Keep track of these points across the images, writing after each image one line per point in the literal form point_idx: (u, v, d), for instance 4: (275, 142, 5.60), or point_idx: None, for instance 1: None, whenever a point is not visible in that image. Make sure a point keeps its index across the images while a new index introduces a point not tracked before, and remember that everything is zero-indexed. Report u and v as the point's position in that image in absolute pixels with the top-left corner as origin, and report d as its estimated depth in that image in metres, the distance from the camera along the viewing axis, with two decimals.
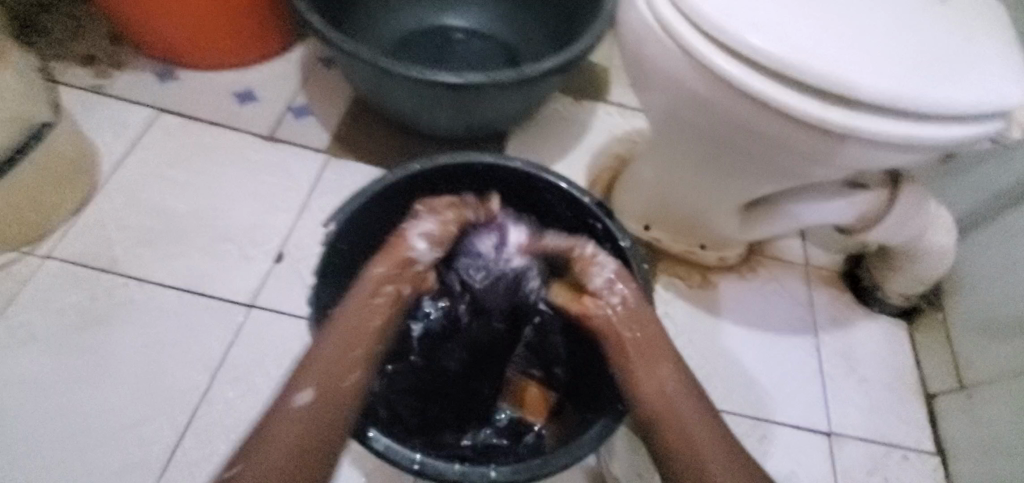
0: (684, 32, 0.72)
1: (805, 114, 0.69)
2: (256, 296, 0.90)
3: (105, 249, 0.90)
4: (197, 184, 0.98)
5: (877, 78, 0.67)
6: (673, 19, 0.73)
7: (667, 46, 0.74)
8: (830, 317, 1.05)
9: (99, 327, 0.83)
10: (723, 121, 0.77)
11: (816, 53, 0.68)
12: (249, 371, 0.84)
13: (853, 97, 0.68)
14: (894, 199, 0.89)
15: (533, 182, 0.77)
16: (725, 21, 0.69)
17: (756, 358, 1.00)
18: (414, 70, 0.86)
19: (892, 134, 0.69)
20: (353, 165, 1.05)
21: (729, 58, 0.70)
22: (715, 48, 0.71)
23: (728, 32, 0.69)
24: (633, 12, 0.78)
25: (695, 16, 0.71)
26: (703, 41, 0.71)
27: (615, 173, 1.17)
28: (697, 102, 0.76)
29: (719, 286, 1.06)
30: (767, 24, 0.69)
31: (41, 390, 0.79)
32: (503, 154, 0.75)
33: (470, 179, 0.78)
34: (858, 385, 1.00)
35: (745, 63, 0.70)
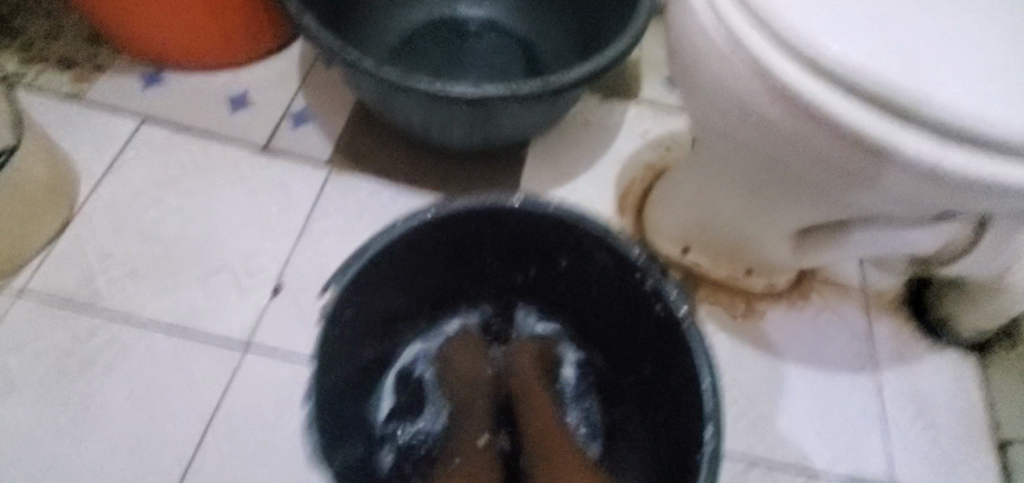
0: (752, 43, 0.59)
1: (911, 152, 0.55)
2: (253, 334, 0.81)
3: (88, 283, 0.82)
4: (186, 205, 0.89)
5: (1001, 107, 0.54)
6: (739, 26, 0.60)
7: (729, 60, 0.61)
8: (891, 351, 0.94)
9: (86, 371, 0.77)
10: (792, 151, 0.64)
11: (918, 71, 0.55)
12: (247, 420, 0.77)
13: (968, 134, 0.54)
14: (982, 232, 0.76)
15: (566, 223, 0.66)
16: (805, 33, 0.56)
17: (808, 401, 0.89)
18: (426, 83, 0.74)
19: (1022, 182, 0.55)
20: (357, 180, 0.95)
21: (811, 79, 0.57)
22: (792, 66, 0.58)
23: (807, 47, 0.56)
24: (687, 15, 0.65)
25: (767, 24, 0.58)
26: (777, 56, 0.58)
27: (650, 184, 1.05)
28: (762, 126, 0.64)
29: (767, 316, 0.95)
30: (855, 36, 0.56)
31: (27, 443, 0.73)
32: (534, 196, 0.65)
33: (493, 218, 0.67)
34: (922, 430, 0.89)
35: (830, 84, 0.57)
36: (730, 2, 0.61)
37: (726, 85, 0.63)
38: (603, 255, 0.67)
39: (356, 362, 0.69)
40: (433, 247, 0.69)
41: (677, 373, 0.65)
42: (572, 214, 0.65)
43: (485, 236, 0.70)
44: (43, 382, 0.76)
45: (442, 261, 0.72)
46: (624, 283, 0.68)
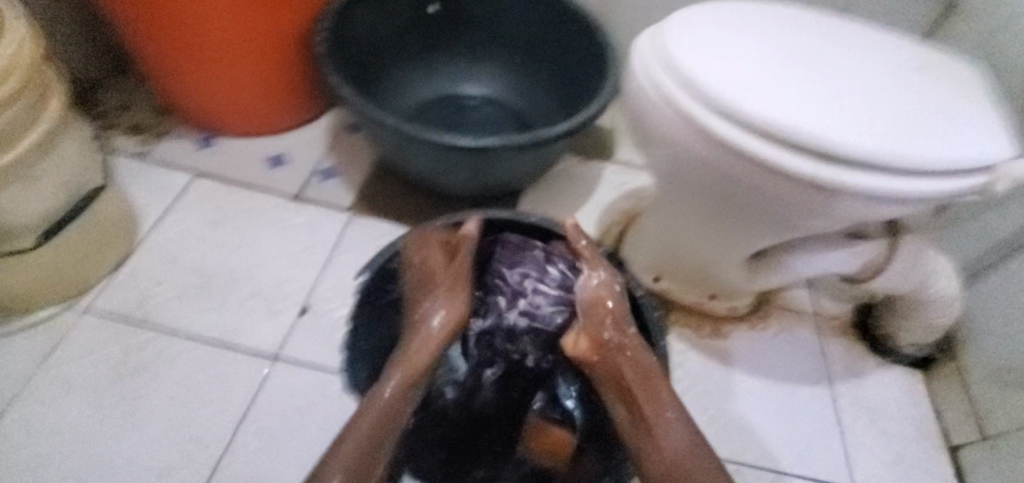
0: (681, 98, 0.79)
1: (796, 170, 0.75)
2: (281, 348, 0.93)
3: (140, 304, 0.94)
4: (229, 242, 1.05)
5: (857, 138, 0.73)
6: (671, 87, 0.80)
7: (667, 111, 0.81)
8: (843, 366, 1.06)
9: (133, 379, 0.87)
10: (723, 179, 0.83)
11: (802, 117, 0.74)
12: (273, 422, 0.86)
13: (841, 155, 0.73)
14: (894, 249, 0.93)
15: (547, 237, 0.86)
16: (717, 89, 0.76)
17: (772, 408, 1.00)
18: (436, 136, 0.94)
19: (874, 189, 0.74)
20: (375, 223, 1.12)
21: (723, 121, 0.77)
22: (710, 113, 0.77)
23: (719, 100, 0.76)
24: (635, 81, 0.85)
25: (691, 85, 0.78)
26: (699, 106, 0.78)
27: (624, 227, 1.22)
28: (696, 160, 0.82)
29: (732, 337, 1.08)
30: (757, 94, 0.76)
31: (75, 443, 0.81)
32: (518, 211, 0.86)
33: (490, 234, 0.87)
34: (878, 436, 0.99)
35: (738, 124, 0.76)
36: (666, 70, 0.81)
37: (665, 131, 0.82)
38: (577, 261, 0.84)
39: (377, 358, 0.81)
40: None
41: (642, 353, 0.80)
42: (549, 224, 0.85)
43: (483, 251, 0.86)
44: (97, 386, 0.86)
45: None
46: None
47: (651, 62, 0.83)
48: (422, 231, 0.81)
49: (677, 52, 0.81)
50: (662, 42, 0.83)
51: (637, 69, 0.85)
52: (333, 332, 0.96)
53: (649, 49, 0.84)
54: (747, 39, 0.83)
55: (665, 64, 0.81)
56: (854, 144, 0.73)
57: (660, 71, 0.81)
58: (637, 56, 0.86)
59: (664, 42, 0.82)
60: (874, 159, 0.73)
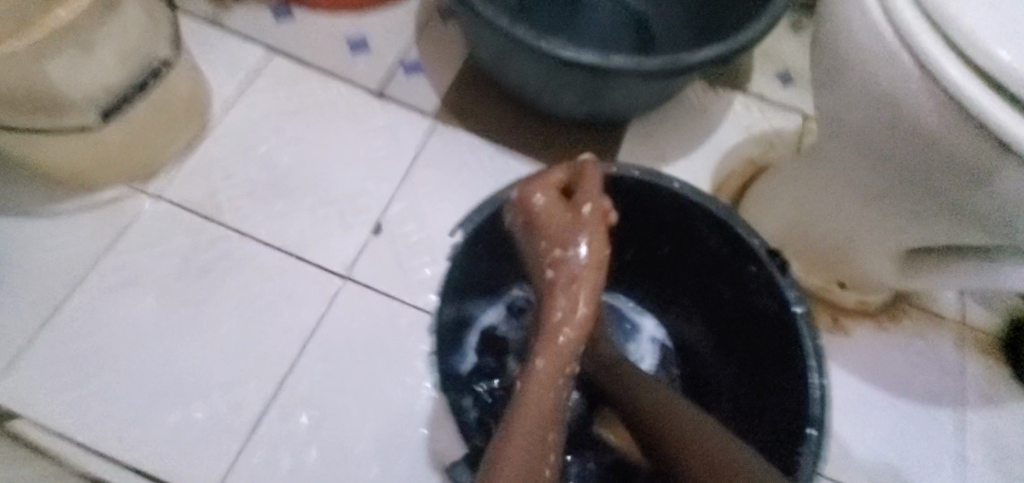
0: (926, 41, 0.49)
1: None
2: (351, 268, 0.86)
3: (210, 197, 0.88)
4: (304, 140, 0.95)
5: None
6: (913, 19, 0.50)
7: (889, 59, 0.52)
8: (981, 390, 0.90)
9: (202, 278, 0.82)
10: (937, 168, 0.55)
11: None
12: (340, 347, 0.81)
13: None
14: None
15: (688, 208, 0.70)
16: (994, 35, 0.48)
17: (881, 423, 0.87)
18: (547, 44, 0.74)
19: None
20: (461, 136, 0.98)
21: (990, 93, 0.48)
22: (972, 77, 0.48)
23: (997, 60, 0.47)
24: (843, 0, 0.57)
25: (947, 26, 0.49)
26: (954, 62, 0.49)
27: (747, 180, 1.02)
28: (906, 143, 0.56)
29: (854, 334, 0.92)
30: None
31: (142, 336, 0.78)
32: (658, 172, 0.69)
33: (614, 190, 0.71)
34: (1000, 477, 0.85)
35: (1013, 103, 0.47)
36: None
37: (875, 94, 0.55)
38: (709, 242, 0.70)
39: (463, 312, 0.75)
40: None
41: (783, 367, 0.68)
42: (694, 196, 0.68)
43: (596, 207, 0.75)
44: (164, 280, 0.82)
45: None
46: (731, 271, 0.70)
47: None
48: None
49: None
50: None
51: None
52: (406, 258, 0.88)
53: None
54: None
55: None
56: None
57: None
58: None
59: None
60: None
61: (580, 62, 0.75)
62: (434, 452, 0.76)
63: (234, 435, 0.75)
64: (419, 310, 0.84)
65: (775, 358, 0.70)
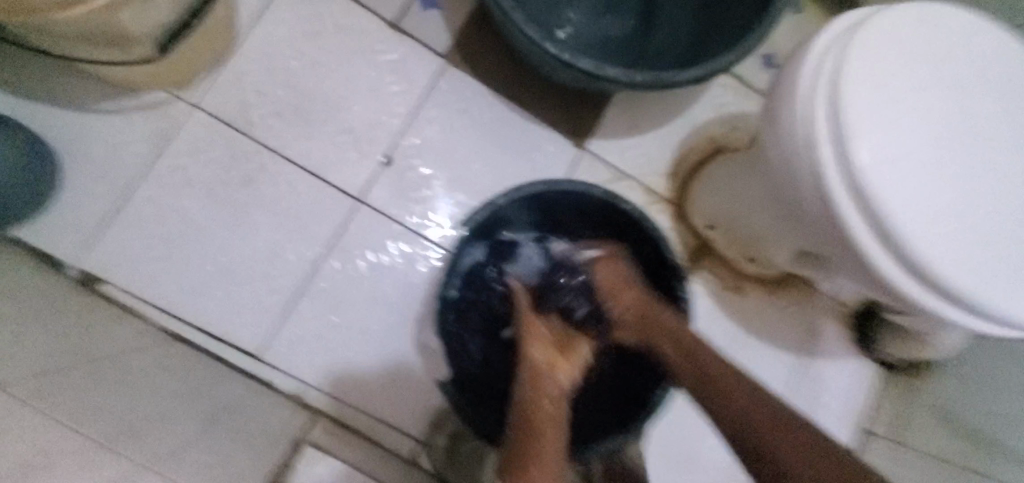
0: (824, 158, 0.67)
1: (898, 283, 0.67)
2: (364, 192, 1.05)
3: (242, 111, 1.01)
4: (324, 63, 1.05)
5: (969, 274, 0.66)
6: (823, 137, 0.67)
7: (804, 159, 0.69)
8: (826, 346, 1.20)
9: (240, 185, 1.00)
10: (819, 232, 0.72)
11: (928, 234, 0.66)
12: (352, 256, 1.03)
13: (943, 286, 0.66)
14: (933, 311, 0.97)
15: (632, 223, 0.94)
16: (871, 165, 0.66)
17: (747, 359, 1.17)
18: (549, 43, 0.85)
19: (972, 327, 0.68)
20: (465, 79, 1.10)
21: (855, 204, 0.67)
22: (849, 192, 0.67)
23: (868, 183, 0.66)
24: (790, 94, 0.71)
25: (844, 147, 0.67)
26: (836, 175, 0.67)
27: (704, 155, 1.19)
28: (800, 216, 0.74)
29: (748, 295, 1.19)
30: (898, 186, 0.66)
31: (195, 228, 0.98)
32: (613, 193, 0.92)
33: (583, 200, 0.95)
34: (817, 406, 1.18)
35: (869, 216, 0.67)
36: (829, 109, 0.68)
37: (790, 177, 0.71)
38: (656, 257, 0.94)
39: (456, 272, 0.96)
40: (544, 197, 0.95)
41: None
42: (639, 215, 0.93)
43: (583, 209, 0.96)
44: (210, 185, 0.99)
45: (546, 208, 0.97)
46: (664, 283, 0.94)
47: (822, 84, 0.69)
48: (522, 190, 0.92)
49: (852, 92, 0.68)
50: (846, 66, 0.69)
51: (802, 87, 0.70)
52: (409, 189, 1.07)
53: (824, 66, 0.70)
54: (929, 93, 0.71)
55: (834, 100, 0.68)
56: (972, 284, 0.66)
57: (822, 108, 0.68)
58: (811, 63, 0.71)
59: (843, 69, 0.69)
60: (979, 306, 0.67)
61: (577, 63, 0.86)
62: (420, 344, 1.03)
63: (271, 313, 1.00)
64: (416, 234, 1.06)
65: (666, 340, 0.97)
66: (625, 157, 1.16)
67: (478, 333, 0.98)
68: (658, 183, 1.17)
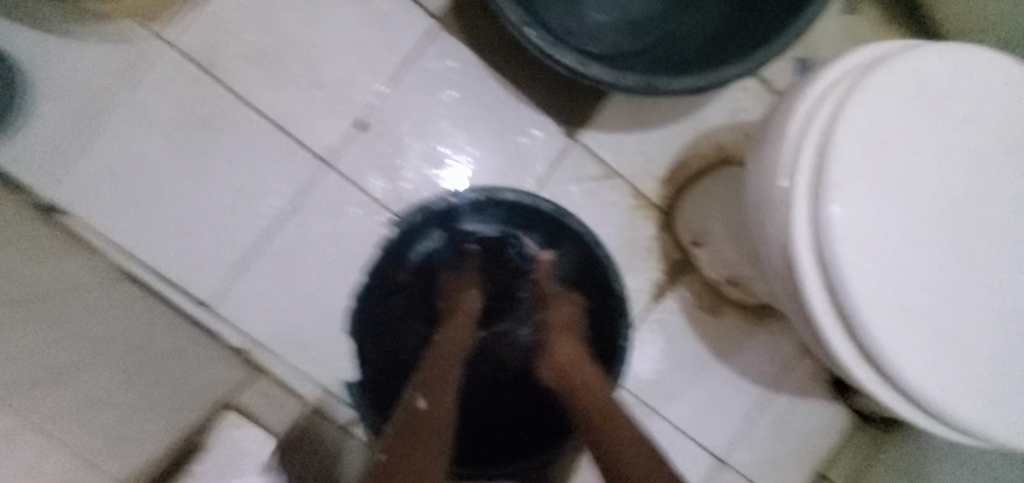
0: (800, 218, 0.58)
1: (846, 366, 0.59)
2: (332, 155, 1.00)
3: (214, 52, 0.96)
4: (306, 10, 0.98)
5: (927, 371, 0.57)
6: (799, 193, 0.58)
7: (775, 214, 0.60)
8: (797, 385, 1.13)
9: (207, 131, 0.97)
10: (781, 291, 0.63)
11: (890, 319, 0.57)
12: (313, 220, 0.99)
13: (897, 379, 0.57)
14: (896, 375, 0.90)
15: (580, 243, 1.00)
16: (843, 235, 0.56)
17: (710, 386, 1.11)
18: (538, 42, 0.75)
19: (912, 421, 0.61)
20: (454, 45, 1.01)
21: (818, 273, 0.58)
22: (812, 258, 0.58)
23: (833, 253, 0.56)
24: (777, 133, 0.61)
25: (820, 210, 0.57)
26: (807, 239, 0.58)
27: (708, 164, 1.08)
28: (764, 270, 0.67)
29: (725, 320, 1.11)
30: (867, 258, 0.57)
31: (155, 168, 0.96)
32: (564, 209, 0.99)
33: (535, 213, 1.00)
34: (775, 443, 1.13)
35: (829, 289, 0.58)
36: (813, 161, 0.58)
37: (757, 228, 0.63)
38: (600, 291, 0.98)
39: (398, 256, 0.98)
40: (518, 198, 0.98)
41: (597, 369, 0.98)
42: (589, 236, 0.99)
43: (540, 225, 1.00)
44: (174, 126, 0.96)
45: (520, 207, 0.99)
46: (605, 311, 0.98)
47: (812, 131, 0.59)
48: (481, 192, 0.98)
49: (848, 147, 0.57)
50: (845, 113, 0.57)
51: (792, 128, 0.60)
52: (379, 158, 1.00)
53: (824, 109, 0.59)
54: (945, 149, 0.59)
55: (821, 152, 0.58)
56: (928, 387, 0.57)
57: (808, 157, 0.58)
58: (807, 104, 0.60)
59: (844, 116, 0.57)
60: (933, 410, 0.58)
61: (562, 69, 0.78)
62: (365, 324, 0.98)
63: (224, 267, 0.98)
64: (381, 207, 1.01)
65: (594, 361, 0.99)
66: (619, 153, 1.06)
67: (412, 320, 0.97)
68: (650, 186, 1.08)
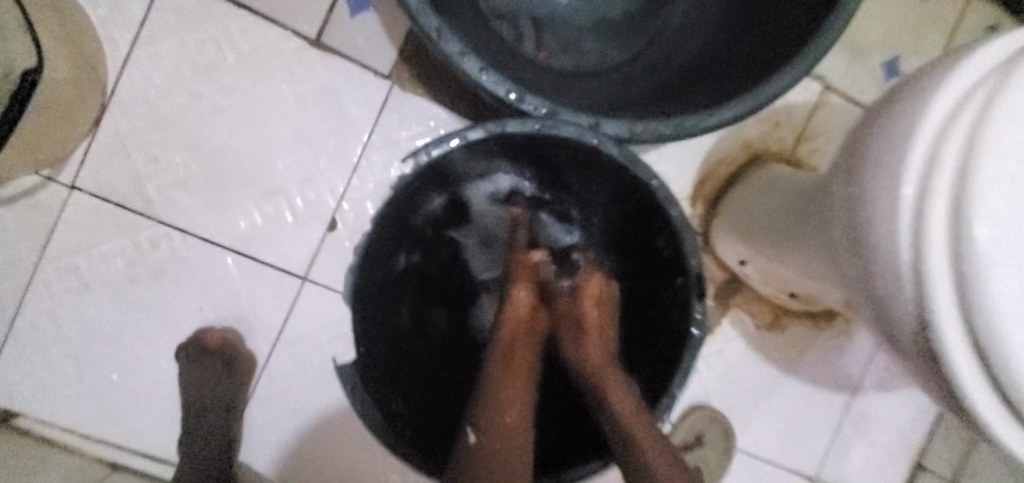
0: (942, 305, 0.45)
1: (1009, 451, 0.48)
2: (309, 268, 0.83)
3: (137, 187, 0.79)
4: (232, 108, 0.80)
5: None
6: (939, 271, 0.45)
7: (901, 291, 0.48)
8: (878, 380, 1.02)
9: (156, 280, 0.80)
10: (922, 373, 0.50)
11: None
12: (307, 349, 0.83)
13: None
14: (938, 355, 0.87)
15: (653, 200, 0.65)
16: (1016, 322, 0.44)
17: (788, 406, 1.00)
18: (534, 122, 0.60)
19: None
20: (419, 103, 0.83)
21: (976, 362, 0.46)
22: (969, 350, 0.46)
23: (997, 337, 0.45)
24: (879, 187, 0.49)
25: (971, 290, 0.44)
26: (958, 326, 0.46)
27: (737, 166, 0.93)
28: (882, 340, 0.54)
29: (788, 332, 0.99)
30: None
31: (106, 340, 0.80)
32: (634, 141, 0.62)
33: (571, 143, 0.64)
34: (865, 445, 1.03)
35: (993, 378, 0.46)
36: (947, 227, 0.45)
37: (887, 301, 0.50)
38: (681, 318, 0.68)
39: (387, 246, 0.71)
40: (560, 154, 0.68)
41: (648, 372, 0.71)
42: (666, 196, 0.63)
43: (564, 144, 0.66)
44: (114, 284, 0.80)
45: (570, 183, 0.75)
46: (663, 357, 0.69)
47: (939, 184, 0.45)
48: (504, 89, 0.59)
49: (993, 201, 0.44)
50: (978, 157, 0.45)
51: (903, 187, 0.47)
52: None
53: (947, 153, 0.46)
54: None
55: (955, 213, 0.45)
56: None
57: (941, 222, 0.45)
58: (922, 148, 0.47)
59: (980, 163, 0.45)
60: None
61: (573, 141, 0.63)
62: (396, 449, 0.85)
63: None
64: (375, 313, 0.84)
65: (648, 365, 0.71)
66: None
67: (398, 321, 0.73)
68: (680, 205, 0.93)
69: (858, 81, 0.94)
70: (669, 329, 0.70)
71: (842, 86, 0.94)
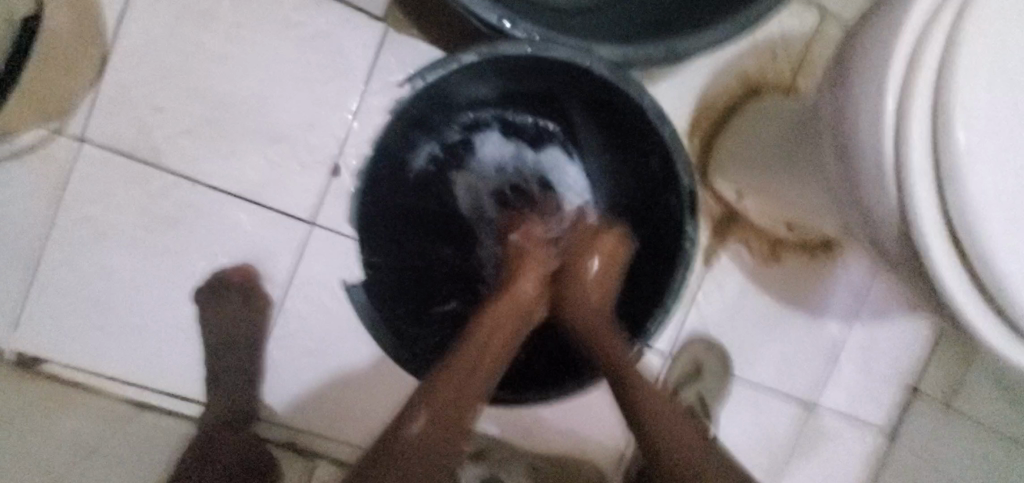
0: (920, 201, 0.46)
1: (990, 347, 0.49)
2: (316, 213, 0.85)
3: (144, 137, 0.81)
4: (230, 57, 0.81)
5: None
6: (919, 168, 0.46)
7: (884, 195, 0.49)
8: (873, 309, 1.04)
9: (169, 228, 0.83)
10: (907, 278, 0.52)
11: None
12: (318, 290, 0.87)
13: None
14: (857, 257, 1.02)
15: (645, 121, 0.67)
16: (987, 217, 0.45)
17: (785, 336, 1.02)
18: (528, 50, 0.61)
19: None
20: (414, 45, 0.84)
21: (954, 255, 0.47)
22: (947, 245, 0.47)
23: (974, 236, 0.46)
24: (860, 94, 0.50)
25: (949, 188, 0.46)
26: (937, 224, 0.47)
27: (735, 99, 0.94)
28: (868, 249, 0.56)
29: (785, 264, 1.01)
30: (1013, 220, 0.46)
31: (125, 286, 0.83)
32: (623, 64, 0.63)
33: (559, 69, 0.65)
34: (860, 372, 1.06)
35: (970, 271, 0.47)
36: (927, 126, 0.46)
37: (873, 207, 0.50)
38: (674, 233, 0.71)
39: (394, 186, 0.77)
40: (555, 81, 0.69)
41: (648, 291, 0.74)
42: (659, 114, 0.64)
43: (550, 71, 0.67)
44: (131, 233, 0.83)
45: (566, 113, 0.77)
46: (659, 265, 0.73)
47: (919, 84, 0.46)
48: (494, 16, 0.60)
49: (969, 97, 0.46)
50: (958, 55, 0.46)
51: (887, 96, 0.47)
52: None
53: (931, 51, 0.47)
54: None
55: (935, 108, 0.46)
56: None
57: (920, 119, 0.46)
58: (906, 51, 0.48)
59: (959, 59, 0.46)
60: None
61: (562, 66, 0.64)
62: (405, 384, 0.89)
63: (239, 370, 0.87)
64: None
65: (648, 277, 0.75)
66: None
67: (410, 258, 0.80)
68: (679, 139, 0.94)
69: (851, 7, 0.94)
70: (664, 251, 0.73)
71: (836, 14, 0.93)
